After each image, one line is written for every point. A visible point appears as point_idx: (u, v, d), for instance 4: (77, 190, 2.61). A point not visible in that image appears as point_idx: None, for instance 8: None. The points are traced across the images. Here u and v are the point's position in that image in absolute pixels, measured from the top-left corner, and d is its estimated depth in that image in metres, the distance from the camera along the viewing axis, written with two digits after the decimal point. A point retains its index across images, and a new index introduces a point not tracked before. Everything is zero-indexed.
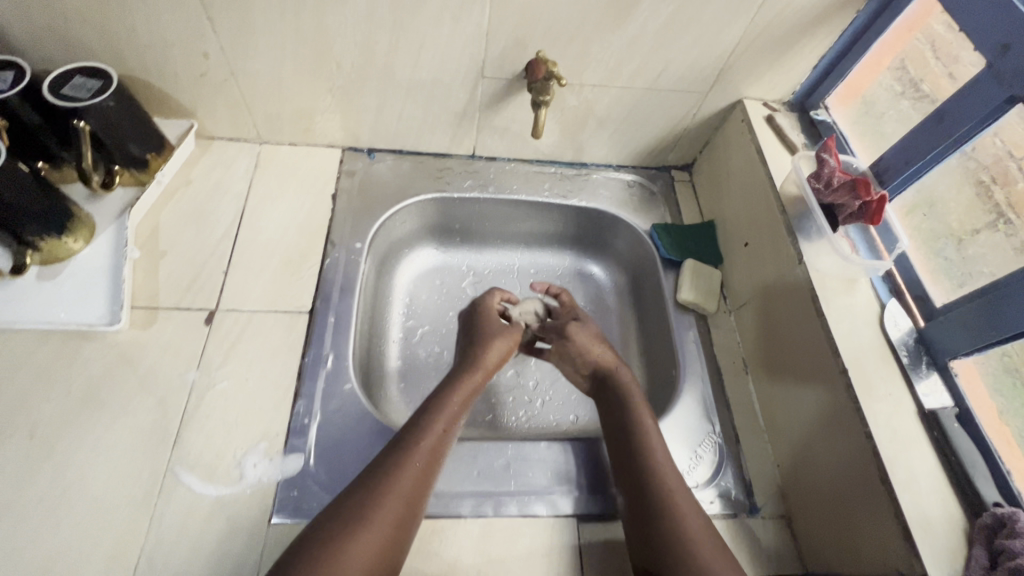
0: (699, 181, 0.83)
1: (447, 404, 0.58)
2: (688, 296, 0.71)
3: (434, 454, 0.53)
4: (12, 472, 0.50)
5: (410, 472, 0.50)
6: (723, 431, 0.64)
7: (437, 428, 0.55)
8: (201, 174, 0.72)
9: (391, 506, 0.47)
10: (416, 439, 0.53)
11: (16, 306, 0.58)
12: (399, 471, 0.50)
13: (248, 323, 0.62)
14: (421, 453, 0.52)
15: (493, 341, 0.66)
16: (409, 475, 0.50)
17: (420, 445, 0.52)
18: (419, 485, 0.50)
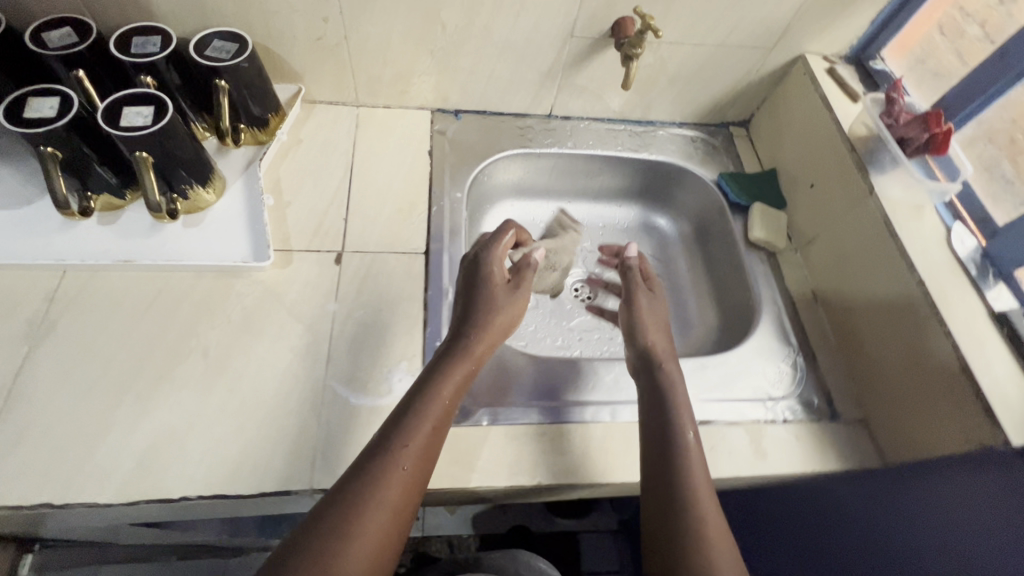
0: (758, 135, 0.90)
1: (439, 391, 0.54)
2: (759, 235, 0.78)
3: (426, 451, 0.51)
4: (194, 386, 0.57)
5: (399, 472, 0.48)
6: (801, 351, 0.71)
7: (426, 427, 0.52)
8: (309, 134, 0.78)
9: (383, 509, 0.46)
10: (407, 437, 0.50)
11: (170, 248, 0.65)
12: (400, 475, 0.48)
13: (373, 262, 0.69)
14: (411, 451, 0.50)
15: (492, 316, 0.61)
16: (401, 478, 0.48)
17: (411, 441, 0.50)
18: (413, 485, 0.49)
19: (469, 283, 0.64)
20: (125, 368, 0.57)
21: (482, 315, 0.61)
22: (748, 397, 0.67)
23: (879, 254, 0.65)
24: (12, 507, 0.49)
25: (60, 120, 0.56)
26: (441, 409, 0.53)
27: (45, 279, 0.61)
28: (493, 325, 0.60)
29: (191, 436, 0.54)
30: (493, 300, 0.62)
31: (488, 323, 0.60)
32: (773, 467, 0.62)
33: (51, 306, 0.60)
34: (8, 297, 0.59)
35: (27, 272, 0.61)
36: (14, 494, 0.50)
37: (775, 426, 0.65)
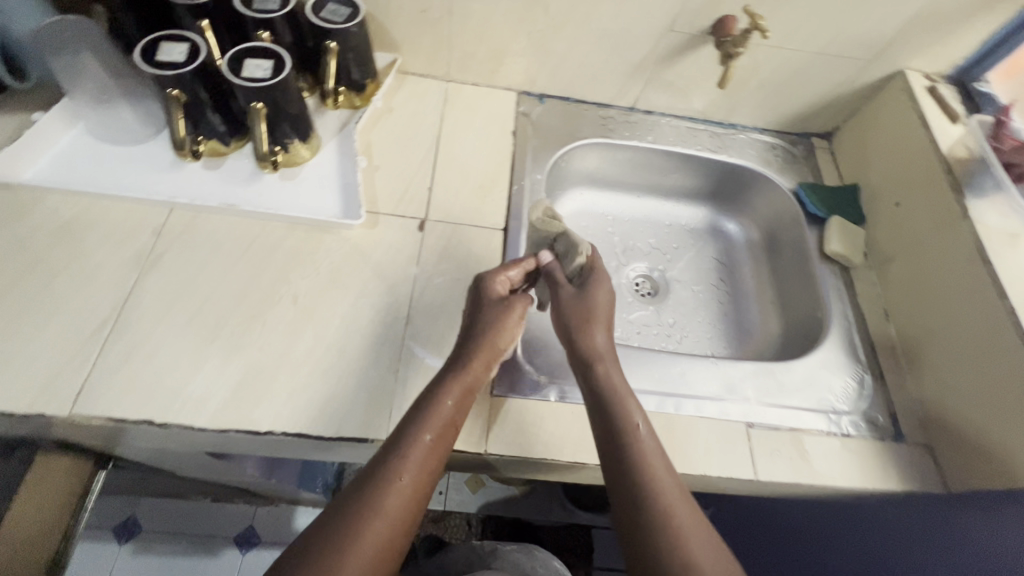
0: (840, 149, 0.88)
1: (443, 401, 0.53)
2: (837, 248, 0.77)
3: (425, 470, 0.50)
4: (284, 330, 0.60)
5: (398, 488, 0.48)
6: (870, 369, 0.71)
7: (423, 439, 0.51)
8: (400, 103, 0.80)
9: (380, 525, 0.47)
10: (400, 456, 0.50)
11: (267, 198, 0.68)
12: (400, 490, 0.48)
13: (454, 233, 0.70)
14: (409, 469, 0.49)
15: (493, 331, 0.59)
16: (400, 495, 0.48)
17: (408, 460, 0.50)
18: (410, 502, 0.49)
19: (468, 309, 0.61)
20: (222, 306, 0.60)
21: (477, 329, 0.59)
22: (812, 408, 0.67)
23: (971, 286, 0.64)
24: (116, 421, 0.53)
25: (188, 66, 0.59)
26: (442, 425, 0.52)
27: (154, 215, 0.65)
28: (495, 342, 0.59)
29: (279, 377, 0.57)
30: (495, 316, 0.60)
31: (488, 338, 0.58)
32: (832, 478, 0.62)
33: (157, 241, 0.63)
34: (120, 228, 0.63)
35: (138, 206, 0.65)
36: (120, 409, 0.53)
37: (836, 439, 0.64)
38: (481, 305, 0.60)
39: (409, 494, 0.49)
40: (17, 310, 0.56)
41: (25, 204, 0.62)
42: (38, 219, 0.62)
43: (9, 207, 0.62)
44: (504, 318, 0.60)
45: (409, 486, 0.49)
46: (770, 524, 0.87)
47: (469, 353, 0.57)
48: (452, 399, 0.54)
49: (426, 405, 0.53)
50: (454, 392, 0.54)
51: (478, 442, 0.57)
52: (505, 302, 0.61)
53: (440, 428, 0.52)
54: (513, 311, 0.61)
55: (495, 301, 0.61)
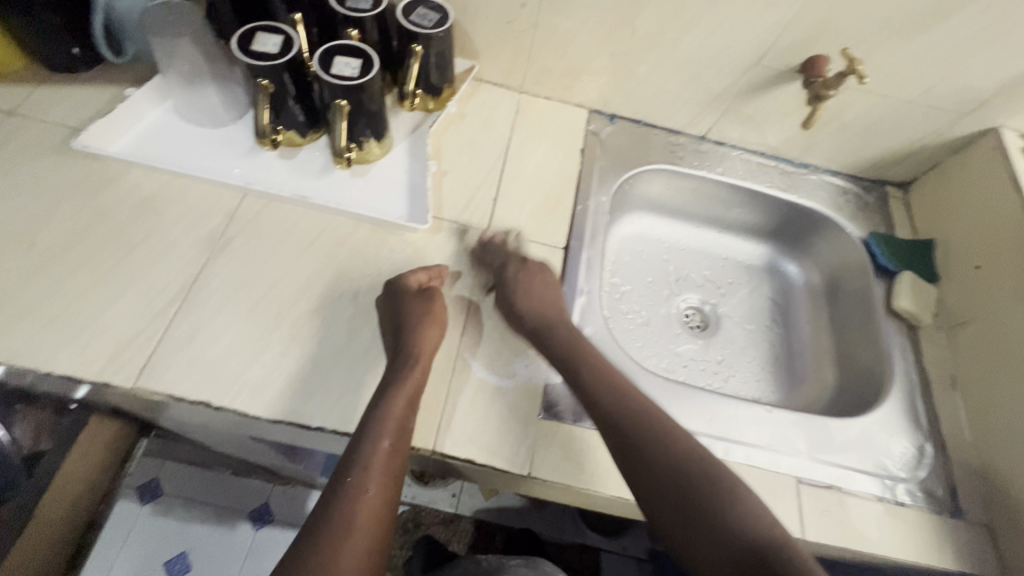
0: (917, 201, 0.85)
1: (390, 406, 0.53)
2: (906, 305, 0.74)
3: (387, 478, 0.51)
4: (342, 326, 0.61)
5: (366, 502, 0.50)
6: (931, 436, 0.67)
7: (381, 449, 0.51)
8: (472, 111, 0.80)
9: (355, 537, 0.48)
10: (362, 471, 0.50)
11: (338, 193, 0.68)
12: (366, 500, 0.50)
13: (515, 247, 0.70)
14: (373, 481, 0.50)
15: (427, 332, 0.58)
16: (367, 507, 0.50)
17: (369, 472, 0.50)
18: (379, 511, 0.50)
19: (388, 312, 0.60)
20: (284, 295, 0.61)
21: (414, 332, 0.57)
22: (867, 470, 0.64)
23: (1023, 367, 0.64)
24: (176, 398, 0.54)
25: (281, 58, 0.60)
26: (395, 431, 0.52)
27: (229, 198, 0.66)
28: (429, 340, 0.58)
29: (334, 372, 0.58)
30: (422, 316, 0.58)
31: (418, 337, 0.57)
32: (881, 546, 0.59)
33: (229, 224, 0.64)
34: (195, 208, 0.65)
35: (213, 188, 0.66)
36: (181, 386, 0.55)
37: (888, 506, 0.62)
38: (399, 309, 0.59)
39: (378, 504, 0.50)
40: (95, 278, 0.58)
41: (110, 176, 0.65)
42: (122, 191, 0.64)
43: (95, 177, 0.64)
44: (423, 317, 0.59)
45: (377, 497, 0.50)
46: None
47: (409, 356, 0.56)
48: (399, 404, 0.53)
49: (377, 414, 0.52)
50: (398, 396, 0.53)
51: (523, 463, 0.57)
52: (419, 300, 0.60)
53: (392, 434, 0.52)
54: (436, 310, 0.60)
55: (413, 303, 0.60)
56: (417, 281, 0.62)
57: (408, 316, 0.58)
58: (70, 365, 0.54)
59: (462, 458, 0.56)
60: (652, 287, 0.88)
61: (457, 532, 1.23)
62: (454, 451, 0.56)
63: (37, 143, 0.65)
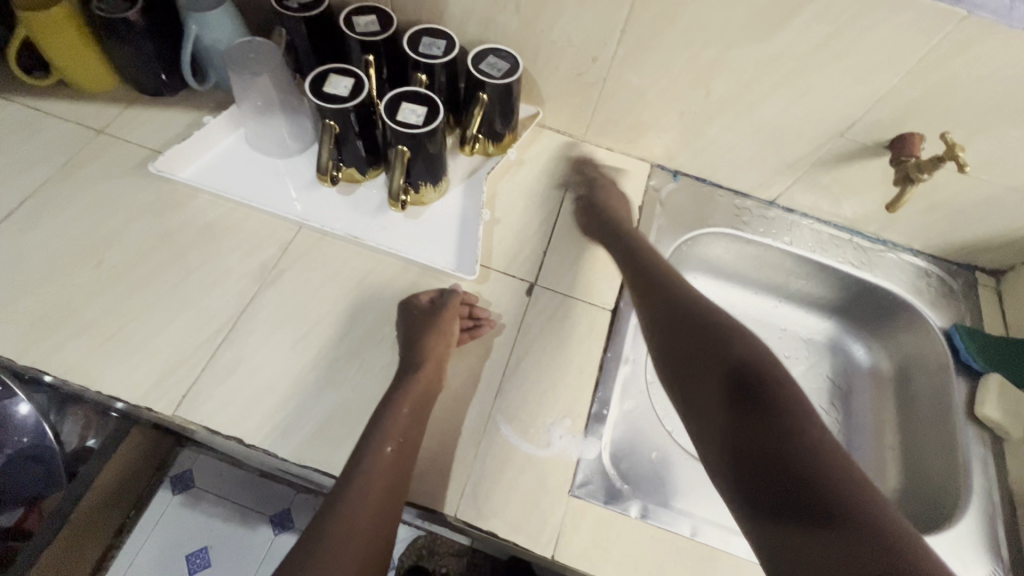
0: (1012, 294, 0.76)
1: (395, 410, 0.55)
2: (991, 412, 0.66)
3: (387, 490, 0.50)
4: (378, 370, 0.60)
5: (364, 509, 0.49)
6: (1013, 570, 0.59)
7: (384, 456, 0.52)
8: (532, 157, 0.79)
9: (353, 531, 0.48)
10: (368, 472, 0.51)
11: (389, 234, 0.68)
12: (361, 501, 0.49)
13: (562, 303, 0.68)
14: (373, 486, 0.50)
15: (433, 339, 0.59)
16: (368, 516, 0.49)
17: (372, 477, 0.50)
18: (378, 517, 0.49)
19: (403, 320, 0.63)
20: (325, 335, 0.61)
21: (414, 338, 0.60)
22: None
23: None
24: (212, 430, 0.55)
25: (350, 101, 0.61)
26: (399, 437, 0.53)
27: (284, 230, 0.67)
28: (434, 350, 0.58)
29: (365, 421, 0.57)
30: (427, 328, 0.60)
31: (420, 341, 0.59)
32: None
33: (281, 256, 0.66)
34: (252, 237, 0.66)
35: (271, 218, 0.68)
36: (216, 419, 0.55)
37: None
38: (409, 324, 0.62)
39: (379, 509, 0.50)
40: (152, 300, 0.60)
41: (179, 199, 0.67)
42: (187, 215, 0.66)
43: (165, 200, 0.67)
44: (425, 326, 0.60)
45: (373, 507, 0.49)
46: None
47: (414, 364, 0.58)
48: None
49: (385, 419, 0.54)
50: (407, 397, 0.55)
51: (547, 544, 0.53)
52: (429, 312, 0.62)
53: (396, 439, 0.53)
54: (444, 317, 0.61)
55: (431, 312, 0.62)
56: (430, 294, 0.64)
57: (427, 321, 0.61)
58: (118, 385, 0.55)
59: (484, 529, 0.53)
60: None
61: None
62: (476, 521, 0.54)
63: (119, 162, 0.69)
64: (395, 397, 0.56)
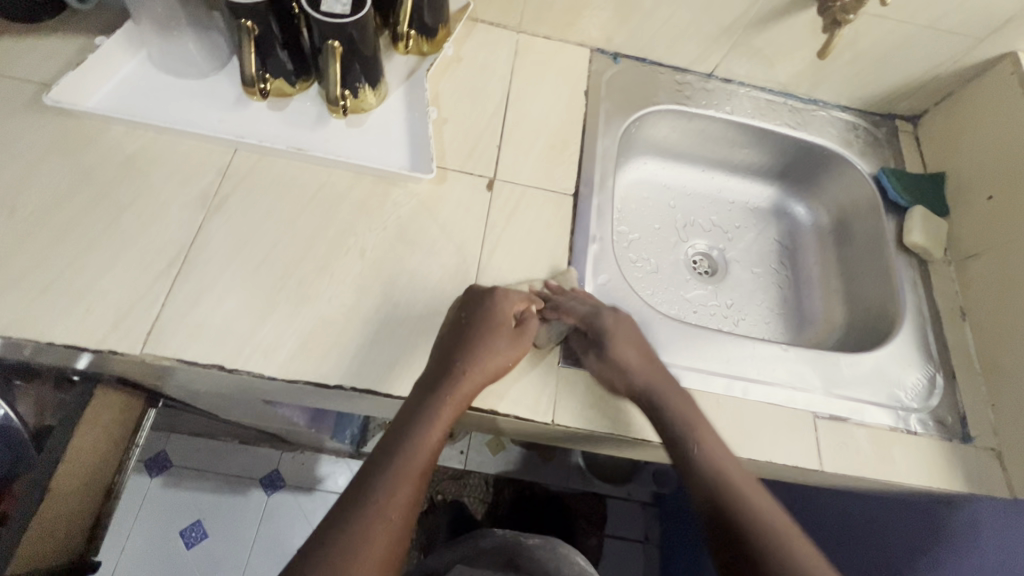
0: (927, 135, 0.83)
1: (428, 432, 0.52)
2: (918, 240, 0.73)
3: (393, 536, 0.49)
4: (351, 281, 0.59)
5: (368, 561, 0.46)
6: (942, 366, 0.69)
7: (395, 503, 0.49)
8: (469, 53, 0.76)
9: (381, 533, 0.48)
10: (378, 515, 0.48)
11: (335, 145, 0.65)
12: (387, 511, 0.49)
13: (523, 194, 0.68)
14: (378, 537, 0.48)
15: (493, 378, 0.55)
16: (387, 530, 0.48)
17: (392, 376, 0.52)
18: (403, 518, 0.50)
19: (468, 314, 0.57)
20: (288, 256, 0.59)
21: (483, 366, 0.54)
22: (881, 402, 0.65)
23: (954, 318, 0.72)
24: (186, 362, 0.53)
25: None
26: (411, 487, 0.51)
27: (219, 153, 0.62)
28: (486, 374, 0.54)
29: (347, 329, 0.56)
30: (496, 351, 0.55)
31: (480, 375, 0.54)
32: (895, 474, 0.61)
33: (222, 181, 0.61)
34: (184, 165, 0.61)
35: (202, 143, 0.62)
36: (189, 351, 0.53)
37: (898, 434, 0.63)
38: (482, 326, 0.56)
39: (387, 548, 0.48)
40: (85, 243, 0.55)
41: (89, 134, 0.60)
42: (104, 149, 0.60)
43: (74, 136, 0.60)
44: (495, 355, 0.55)
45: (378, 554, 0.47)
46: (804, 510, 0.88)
47: (456, 379, 0.53)
48: None
49: (399, 455, 0.51)
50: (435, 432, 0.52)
51: (546, 411, 0.56)
52: (508, 338, 0.56)
53: (408, 484, 0.51)
54: (518, 354, 0.56)
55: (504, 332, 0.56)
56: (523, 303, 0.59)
57: (488, 345, 0.55)
58: (69, 333, 0.51)
59: (484, 408, 0.55)
60: (659, 235, 0.87)
61: (468, 485, 1.34)
62: (476, 402, 0.56)
63: (6, 100, 0.60)
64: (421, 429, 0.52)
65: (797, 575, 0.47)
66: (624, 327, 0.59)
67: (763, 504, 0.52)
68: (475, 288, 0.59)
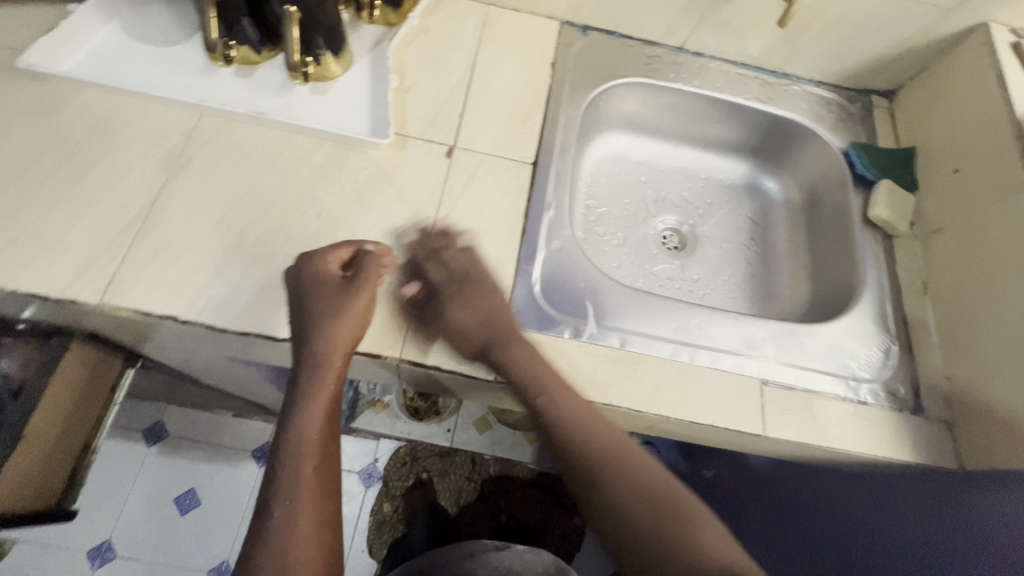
0: (903, 110, 0.82)
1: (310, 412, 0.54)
2: (882, 214, 0.73)
3: (319, 496, 0.52)
4: (308, 241, 0.61)
5: (301, 527, 0.50)
6: (899, 340, 0.69)
7: (306, 474, 0.52)
8: (437, 25, 0.77)
9: (297, 516, 0.50)
10: (291, 501, 0.50)
11: (298, 111, 0.67)
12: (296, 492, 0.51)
13: (483, 162, 0.69)
14: (303, 508, 0.50)
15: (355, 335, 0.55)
16: (307, 514, 0.50)
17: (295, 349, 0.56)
18: (318, 494, 0.52)
19: (304, 286, 0.56)
20: (246, 217, 0.61)
21: (332, 333, 0.54)
22: (832, 372, 0.65)
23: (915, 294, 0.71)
24: (144, 313, 0.55)
25: None
26: (315, 454, 0.53)
27: (185, 118, 0.65)
28: (342, 335, 0.54)
29: None
30: (338, 308, 0.54)
31: (339, 340, 0.54)
32: (842, 441, 0.61)
33: (187, 144, 0.63)
34: (151, 128, 0.63)
35: (170, 108, 0.65)
36: (148, 303, 0.56)
37: (846, 402, 0.63)
38: (312, 300, 0.55)
39: (316, 519, 0.51)
40: (54, 199, 0.58)
41: (61, 98, 0.63)
42: (74, 111, 0.63)
43: (46, 99, 0.63)
44: (343, 319, 0.54)
45: (310, 521, 0.50)
46: (774, 487, 0.89)
47: (320, 349, 0.54)
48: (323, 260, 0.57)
49: (292, 433, 0.53)
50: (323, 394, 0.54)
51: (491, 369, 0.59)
52: (346, 297, 0.55)
53: (312, 452, 0.53)
54: (359, 305, 0.55)
55: (331, 294, 0.55)
56: (336, 261, 0.57)
57: (330, 307, 0.54)
58: (35, 283, 0.54)
59: (429, 364, 0.58)
60: (628, 210, 0.87)
61: (453, 464, 1.38)
62: (421, 359, 0.58)
63: None
64: (304, 404, 0.53)
65: (649, 515, 0.50)
66: (484, 315, 0.59)
67: (609, 448, 0.54)
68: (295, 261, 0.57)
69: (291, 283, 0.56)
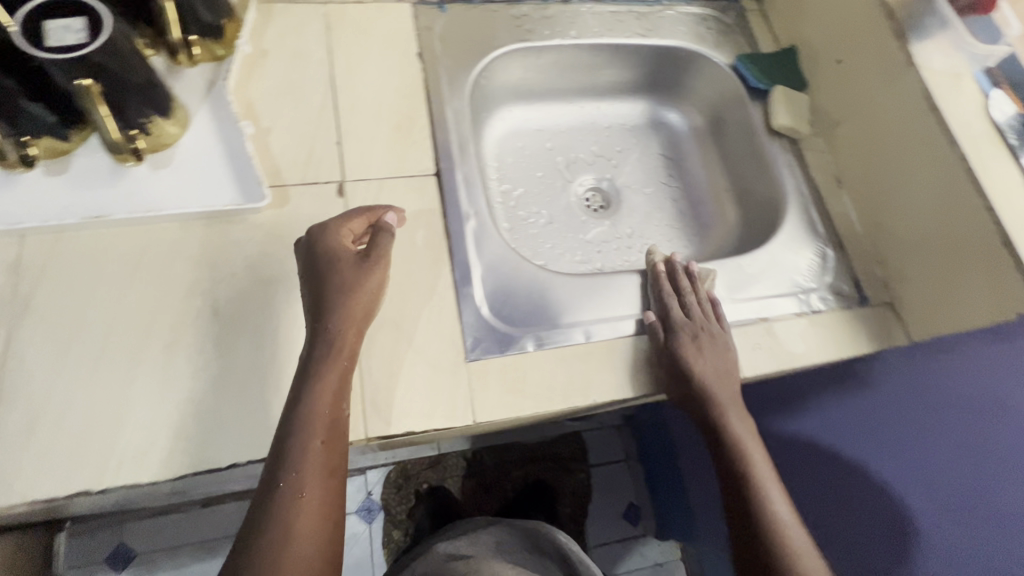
0: (775, 8, 0.81)
1: (324, 387, 0.47)
2: (785, 122, 0.74)
3: (326, 474, 0.46)
4: (212, 345, 0.52)
5: (305, 505, 0.45)
6: (830, 240, 0.71)
7: (314, 449, 0.46)
8: (274, 43, 0.66)
9: (301, 493, 0.45)
10: (295, 476, 0.45)
11: (144, 196, 0.55)
12: (302, 468, 0.45)
13: (381, 189, 0.61)
14: (309, 481, 0.45)
15: (370, 310, 0.51)
16: (309, 497, 0.45)
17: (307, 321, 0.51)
18: (326, 473, 0.46)
19: (317, 256, 0.51)
20: (126, 343, 0.51)
21: (348, 307, 0.50)
22: (783, 292, 0.67)
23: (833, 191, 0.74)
24: (45, 500, 0.46)
25: None
26: (326, 428, 0.47)
27: (3, 247, 0.52)
28: (356, 313, 0.50)
29: (223, 401, 0.50)
30: (351, 284, 0.50)
31: (357, 314, 0.50)
32: (809, 356, 0.63)
33: (18, 280, 0.51)
34: None
35: None
36: (44, 486, 0.46)
37: (803, 317, 0.65)
38: (325, 275, 0.51)
39: (323, 491, 0.46)
40: None
41: None
42: None
43: None
44: (360, 289, 0.51)
45: (315, 494, 0.45)
46: None
47: (336, 326, 0.49)
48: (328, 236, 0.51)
49: (303, 407, 0.47)
50: (334, 369, 0.48)
51: (466, 412, 0.55)
52: (358, 267, 0.51)
53: (327, 426, 0.47)
54: (373, 278, 0.51)
55: (347, 267, 0.51)
56: (350, 232, 0.53)
57: (344, 282, 0.50)
58: None
59: (401, 432, 0.53)
60: (545, 182, 0.83)
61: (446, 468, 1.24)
62: (389, 430, 0.53)
63: None
64: (318, 376, 0.47)
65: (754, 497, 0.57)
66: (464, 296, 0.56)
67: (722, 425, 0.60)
68: (309, 232, 0.52)
69: (303, 257, 0.52)
